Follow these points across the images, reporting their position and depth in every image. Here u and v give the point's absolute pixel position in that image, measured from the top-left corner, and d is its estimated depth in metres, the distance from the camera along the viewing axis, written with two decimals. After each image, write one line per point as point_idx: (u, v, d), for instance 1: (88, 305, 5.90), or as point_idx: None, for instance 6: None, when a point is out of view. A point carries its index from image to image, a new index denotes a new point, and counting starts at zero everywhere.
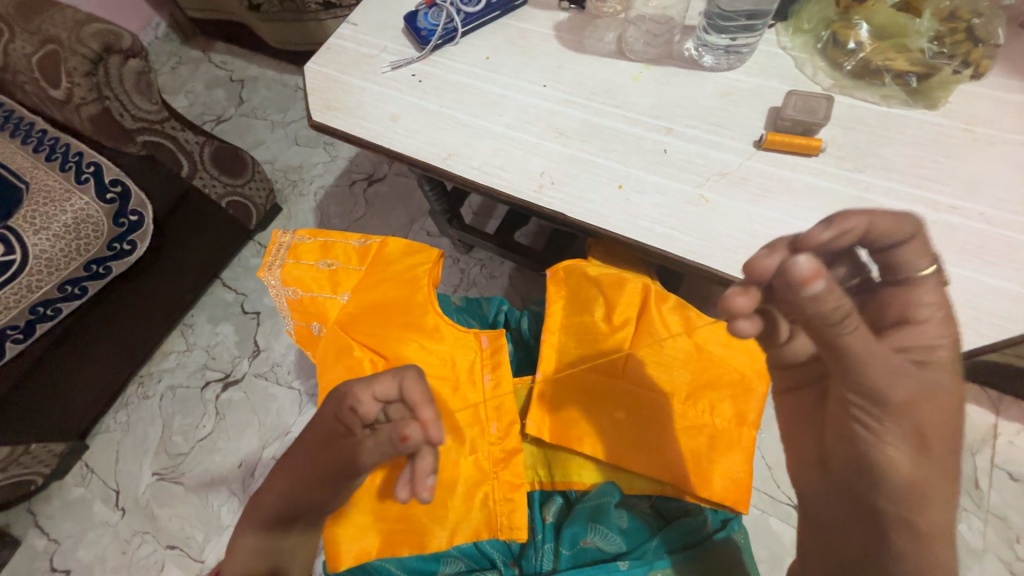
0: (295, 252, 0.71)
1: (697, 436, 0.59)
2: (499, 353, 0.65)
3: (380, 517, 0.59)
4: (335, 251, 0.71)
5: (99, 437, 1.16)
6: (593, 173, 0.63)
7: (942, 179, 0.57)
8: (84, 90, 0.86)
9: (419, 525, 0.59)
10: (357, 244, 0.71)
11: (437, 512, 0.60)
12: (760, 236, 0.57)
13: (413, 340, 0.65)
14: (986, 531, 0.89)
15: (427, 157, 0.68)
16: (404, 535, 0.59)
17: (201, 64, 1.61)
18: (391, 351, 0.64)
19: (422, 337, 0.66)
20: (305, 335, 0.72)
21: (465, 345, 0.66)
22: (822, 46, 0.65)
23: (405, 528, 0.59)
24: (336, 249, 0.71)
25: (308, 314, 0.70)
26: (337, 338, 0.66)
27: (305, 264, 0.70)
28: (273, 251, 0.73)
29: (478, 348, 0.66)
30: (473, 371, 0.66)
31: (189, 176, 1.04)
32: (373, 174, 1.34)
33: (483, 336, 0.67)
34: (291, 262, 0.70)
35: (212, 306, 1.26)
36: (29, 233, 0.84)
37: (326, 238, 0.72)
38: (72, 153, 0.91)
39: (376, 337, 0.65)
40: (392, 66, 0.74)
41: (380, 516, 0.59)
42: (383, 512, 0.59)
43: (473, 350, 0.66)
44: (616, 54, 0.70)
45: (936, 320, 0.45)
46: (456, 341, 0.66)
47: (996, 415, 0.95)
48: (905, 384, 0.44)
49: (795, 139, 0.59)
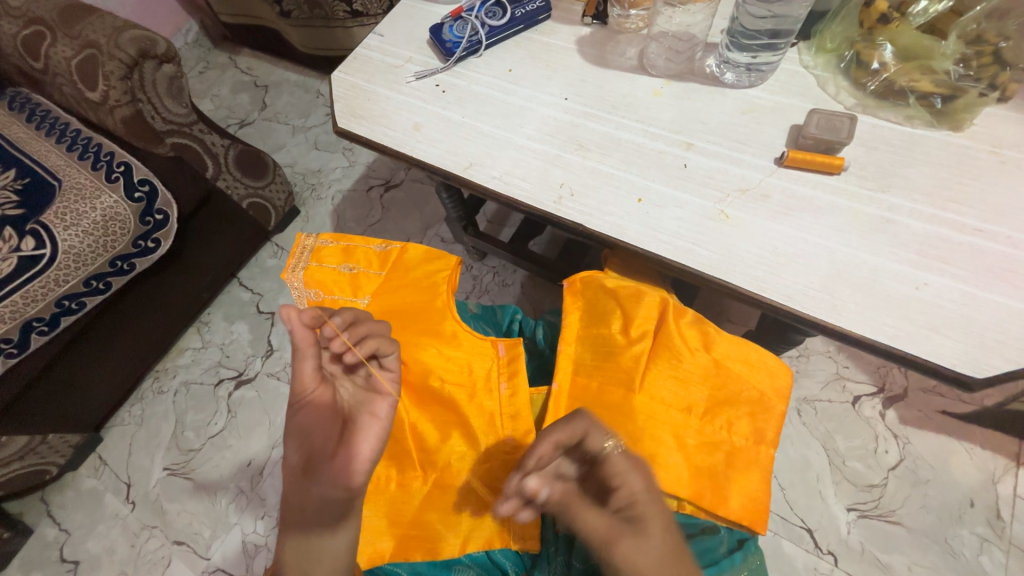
0: (318, 254, 0.72)
1: (714, 453, 0.59)
2: (516, 362, 0.65)
3: (395, 521, 0.61)
4: (357, 255, 0.72)
5: (113, 430, 1.18)
6: (612, 186, 0.64)
7: (967, 201, 0.56)
8: (119, 93, 0.89)
9: (432, 533, 0.60)
10: (378, 249, 0.73)
11: (450, 520, 0.60)
12: (780, 253, 0.57)
13: (430, 346, 0.65)
14: (1008, 563, 0.86)
15: (448, 166, 0.69)
16: (418, 541, 0.59)
17: (228, 69, 1.66)
18: (409, 356, 0.65)
19: (439, 343, 0.66)
20: None
21: (481, 352, 0.66)
22: (845, 65, 0.66)
23: (418, 534, 0.60)
24: (358, 253, 0.72)
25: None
26: None
27: (328, 267, 0.72)
28: (295, 253, 0.73)
29: (494, 356, 0.66)
30: (489, 379, 0.65)
31: (214, 177, 1.07)
32: (390, 180, 1.36)
33: (500, 344, 0.66)
34: (314, 264, 0.72)
35: (229, 304, 1.28)
36: (59, 228, 0.87)
37: (348, 242, 0.73)
38: (104, 153, 0.94)
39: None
40: (416, 76, 0.76)
41: (395, 520, 0.61)
42: (397, 515, 0.61)
43: (490, 358, 0.66)
44: (638, 69, 0.71)
45: (637, 477, 0.54)
46: (472, 348, 0.66)
47: (1019, 443, 0.92)
48: (619, 544, 0.51)
49: (817, 157, 0.59)
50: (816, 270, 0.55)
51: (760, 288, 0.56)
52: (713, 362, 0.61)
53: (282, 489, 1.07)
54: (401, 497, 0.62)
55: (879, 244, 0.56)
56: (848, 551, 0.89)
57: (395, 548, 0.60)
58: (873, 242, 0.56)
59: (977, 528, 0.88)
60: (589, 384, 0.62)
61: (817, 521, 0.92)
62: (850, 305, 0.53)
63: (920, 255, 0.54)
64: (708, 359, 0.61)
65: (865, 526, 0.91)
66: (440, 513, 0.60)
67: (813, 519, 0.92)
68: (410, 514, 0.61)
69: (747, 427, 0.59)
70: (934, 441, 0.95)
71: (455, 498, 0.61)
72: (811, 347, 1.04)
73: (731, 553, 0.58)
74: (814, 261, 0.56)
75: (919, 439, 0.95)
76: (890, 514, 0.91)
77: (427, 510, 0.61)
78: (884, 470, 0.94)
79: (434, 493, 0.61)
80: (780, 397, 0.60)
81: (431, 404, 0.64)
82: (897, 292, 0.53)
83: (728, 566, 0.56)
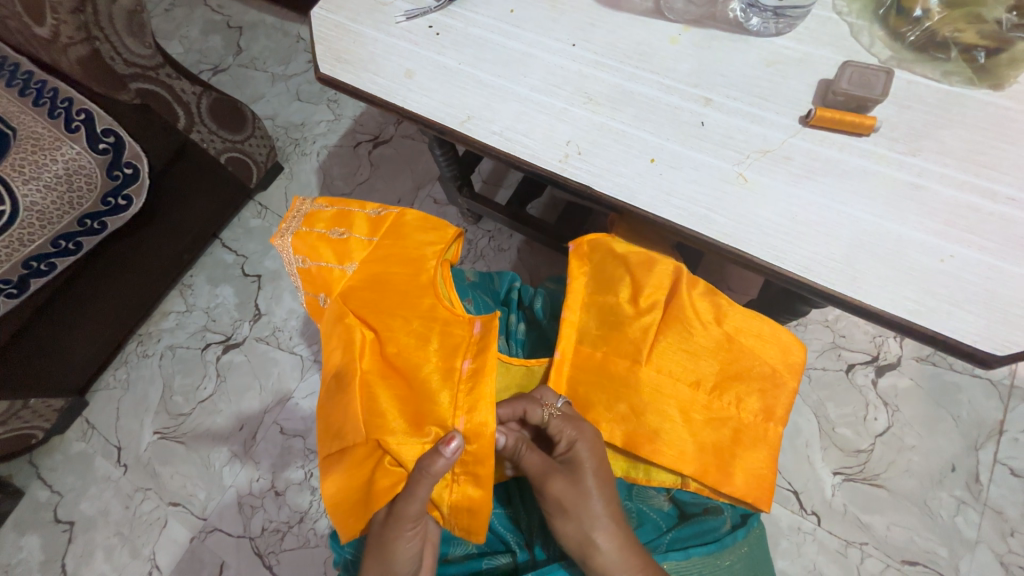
0: (311, 219, 0.69)
1: (721, 430, 0.57)
2: (487, 342, 0.59)
3: (349, 493, 0.58)
4: (351, 221, 0.68)
5: (99, 394, 1.15)
6: (624, 145, 0.58)
7: (1001, 167, 0.53)
8: (72, 29, 0.78)
9: (369, 501, 0.56)
10: (372, 215, 0.69)
11: (383, 494, 0.55)
12: (801, 221, 0.53)
13: (404, 318, 0.62)
14: (981, 523, 0.89)
15: (444, 119, 0.63)
16: (361, 506, 0.57)
17: (196, 8, 1.51)
18: (382, 325, 0.62)
19: (413, 316, 0.62)
20: (313, 307, 0.69)
21: (453, 328, 0.61)
22: (884, 12, 0.60)
23: (361, 498, 0.57)
24: (351, 217, 0.68)
25: (313, 283, 0.67)
26: (334, 309, 0.64)
27: (317, 232, 0.67)
28: (289, 218, 0.70)
29: (467, 333, 0.61)
30: (453, 356, 0.60)
31: (186, 129, 1.00)
32: (379, 136, 1.27)
33: (477, 321, 0.61)
34: (305, 229, 0.68)
35: (212, 267, 1.23)
36: (17, 182, 0.79)
37: (343, 207, 0.69)
38: (60, 98, 0.83)
39: (370, 311, 0.63)
40: (406, 16, 0.68)
41: (350, 492, 0.58)
42: (350, 485, 0.58)
43: (463, 335, 0.61)
44: (654, 12, 0.64)
45: None
46: (445, 324, 0.62)
47: (1005, 411, 0.94)
48: None
49: (847, 116, 0.54)
50: (837, 240, 0.52)
51: (777, 259, 0.52)
52: (725, 336, 0.58)
53: (276, 452, 1.06)
54: (350, 465, 0.58)
55: (906, 213, 0.52)
56: (830, 511, 0.93)
57: (341, 506, 0.58)
58: (900, 212, 0.52)
59: (957, 491, 0.91)
60: (594, 353, 0.60)
61: (803, 483, 0.95)
62: (871, 277, 0.51)
63: (947, 225, 0.51)
64: (720, 332, 0.58)
65: (849, 489, 0.94)
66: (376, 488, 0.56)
67: (800, 482, 0.95)
68: (359, 483, 0.58)
69: (757, 404, 0.58)
70: (924, 410, 0.96)
71: (394, 473, 0.56)
72: (810, 317, 1.03)
73: (734, 529, 0.59)
74: (836, 230, 0.52)
75: (909, 408, 0.96)
76: (874, 477, 0.94)
77: (369, 478, 0.57)
78: (872, 436, 0.96)
79: (377, 462, 0.57)
80: (792, 372, 0.59)
81: (392, 376, 0.60)
82: (922, 264, 0.50)
83: (731, 542, 0.57)
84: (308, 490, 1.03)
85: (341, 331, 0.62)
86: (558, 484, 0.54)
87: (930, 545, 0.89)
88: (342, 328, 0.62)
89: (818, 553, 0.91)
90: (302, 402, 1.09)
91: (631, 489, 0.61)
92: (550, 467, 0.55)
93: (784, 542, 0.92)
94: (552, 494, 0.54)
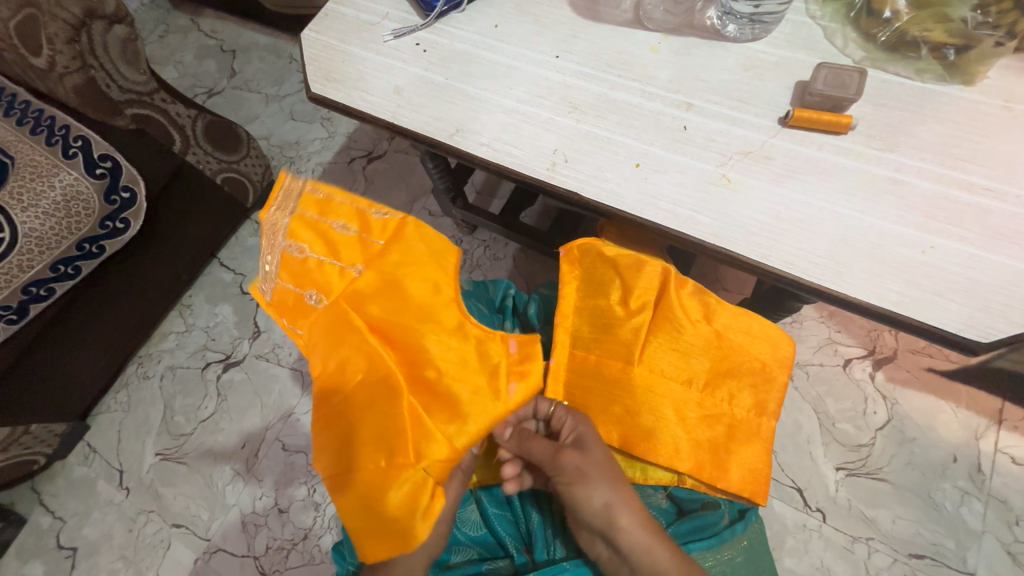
0: (304, 205, 0.66)
1: (715, 426, 0.58)
2: (529, 360, 0.62)
3: (379, 515, 0.56)
4: (352, 220, 0.65)
5: (100, 417, 1.15)
6: (609, 151, 0.60)
7: (976, 159, 0.54)
8: (67, 58, 0.79)
9: (408, 522, 0.56)
10: (376, 218, 0.65)
11: (429, 512, 0.56)
12: (783, 219, 0.54)
13: (437, 339, 0.61)
14: (986, 513, 0.89)
15: (434, 133, 0.64)
16: (398, 527, 0.56)
17: (190, 33, 1.54)
18: (416, 348, 0.61)
19: (445, 335, 0.61)
20: (295, 302, 0.64)
21: (488, 346, 0.62)
22: (855, 14, 0.62)
23: (398, 520, 0.56)
24: (352, 216, 0.65)
25: (303, 278, 0.64)
26: (354, 326, 0.61)
27: (316, 225, 0.65)
28: (279, 196, 0.68)
29: (505, 350, 0.63)
30: (496, 377, 0.61)
31: (182, 151, 1.01)
32: (372, 151, 1.30)
33: (513, 341, 0.63)
34: (300, 218, 0.65)
35: (211, 286, 1.24)
36: (16, 210, 0.80)
37: (340, 200, 0.66)
38: (58, 126, 0.84)
39: (399, 331, 0.61)
40: (394, 34, 0.70)
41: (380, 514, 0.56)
42: (382, 511, 0.56)
43: (501, 352, 0.62)
44: (633, 23, 0.66)
45: None
46: (480, 343, 0.62)
47: (1003, 400, 0.95)
48: None
49: (824, 115, 0.56)
50: (821, 236, 0.53)
51: (762, 256, 0.54)
52: (715, 333, 0.59)
53: (279, 469, 1.06)
54: (381, 488, 0.56)
55: (887, 207, 0.53)
56: (834, 507, 0.93)
57: (373, 531, 0.56)
58: (880, 206, 0.54)
59: (960, 482, 0.91)
60: (588, 357, 0.61)
61: (806, 480, 0.95)
62: (855, 271, 0.52)
63: (927, 217, 0.52)
64: (709, 330, 0.59)
65: (852, 484, 0.94)
66: (420, 508, 0.56)
67: (803, 479, 0.95)
68: (388, 502, 0.56)
69: (749, 399, 0.58)
70: (923, 401, 0.96)
71: (438, 490, 0.58)
72: (804, 314, 1.05)
73: (732, 523, 0.59)
74: (820, 226, 0.54)
75: (907, 400, 0.97)
76: (877, 471, 0.94)
77: (412, 502, 0.56)
78: (872, 430, 0.96)
79: (420, 484, 0.56)
80: (782, 367, 0.60)
81: (430, 397, 0.60)
82: (904, 256, 0.52)
83: (729, 536, 0.58)
84: (312, 506, 1.03)
85: (364, 348, 0.60)
86: (570, 461, 0.56)
87: (937, 537, 0.89)
88: (373, 349, 0.60)
89: (825, 550, 0.91)
90: (303, 416, 1.09)
91: (629, 488, 0.62)
92: (565, 455, 0.56)
93: (790, 540, 0.92)
94: (567, 470, 0.56)
